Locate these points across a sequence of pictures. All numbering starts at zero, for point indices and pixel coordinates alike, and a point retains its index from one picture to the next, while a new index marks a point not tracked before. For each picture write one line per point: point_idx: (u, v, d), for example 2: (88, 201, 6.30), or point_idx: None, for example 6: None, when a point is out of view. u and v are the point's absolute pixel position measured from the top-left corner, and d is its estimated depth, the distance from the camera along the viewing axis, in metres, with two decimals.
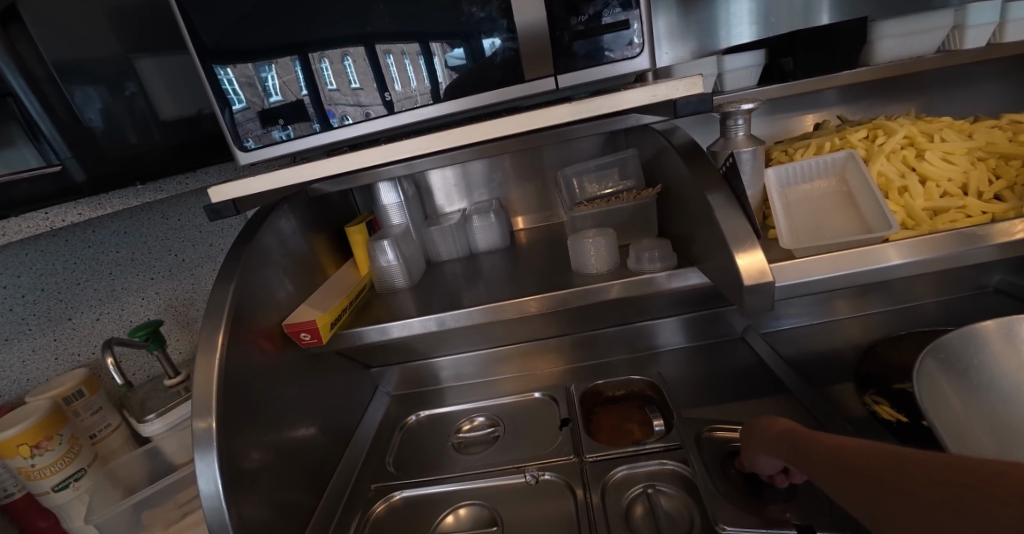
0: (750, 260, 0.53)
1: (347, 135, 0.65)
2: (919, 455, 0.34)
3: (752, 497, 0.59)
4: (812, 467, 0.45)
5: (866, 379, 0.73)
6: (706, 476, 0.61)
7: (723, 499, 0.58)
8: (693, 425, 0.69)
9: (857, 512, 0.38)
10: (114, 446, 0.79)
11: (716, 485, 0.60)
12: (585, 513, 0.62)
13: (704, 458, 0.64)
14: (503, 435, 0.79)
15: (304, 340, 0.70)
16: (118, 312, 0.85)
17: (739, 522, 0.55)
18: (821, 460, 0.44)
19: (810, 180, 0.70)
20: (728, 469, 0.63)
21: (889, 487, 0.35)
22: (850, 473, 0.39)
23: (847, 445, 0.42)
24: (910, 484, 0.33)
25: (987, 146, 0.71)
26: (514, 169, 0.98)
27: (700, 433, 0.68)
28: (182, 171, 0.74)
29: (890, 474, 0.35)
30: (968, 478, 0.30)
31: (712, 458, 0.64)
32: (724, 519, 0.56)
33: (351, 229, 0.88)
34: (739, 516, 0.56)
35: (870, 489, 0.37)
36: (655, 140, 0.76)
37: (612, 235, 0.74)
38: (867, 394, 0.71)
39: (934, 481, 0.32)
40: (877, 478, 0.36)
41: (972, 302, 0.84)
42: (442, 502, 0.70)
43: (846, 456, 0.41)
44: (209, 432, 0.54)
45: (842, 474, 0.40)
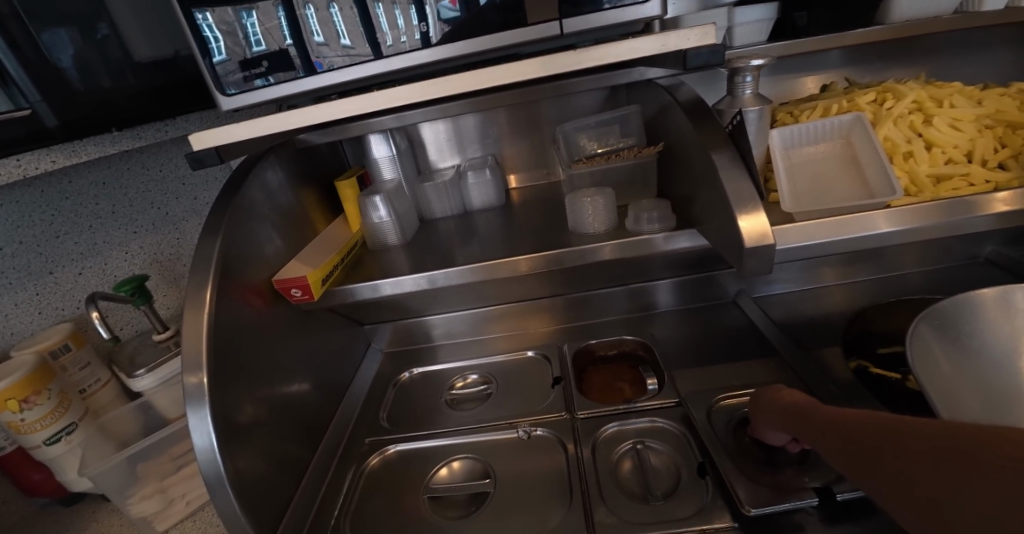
0: (754, 221, 0.52)
1: (334, 82, 0.61)
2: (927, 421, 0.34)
3: (767, 465, 0.58)
4: (816, 437, 0.46)
5: (852, 343, 0.75)
6: (721, 453, 0.59)
7: (740, 475, 0.56)
8: (705, 399, 0.68)
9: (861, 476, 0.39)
10: (105, 400, 0.79)
11: (730, 456, 0.59)
12: (575, 466, 0.64)
13: (715, 430, 0.63)
14: (496, 392, 0.80)
15: (295, 296, 0.68)
16: (103, 266, 0.83)
17: (759, 498, 0.54)
18: (826, 432, 0.45)
19: (815, 142, 0.69)
20: (741, 437, 0.63)
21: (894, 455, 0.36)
22: (855, 444, 0.40)
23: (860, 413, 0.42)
24: (915, 450, 0.34)
25: (997, 114, 0.69)
26: (510, 125, 0.94)
27: (711, 405, 0.67)
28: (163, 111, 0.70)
29: (897, 440, 0.36)
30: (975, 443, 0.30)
31: (724, 428, 0.64)
32: (749, 502, 0.53)
33: (341, 183, 0.85)
34: (756, 492, 0.54)
35: (875, 460, 0.37)
36: (659, 96, 0.73)
37: (610, 194, 0.73)
38: (853, 358, 0.73)
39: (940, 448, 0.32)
40: (880, 447, 0.37)
41: (960, 271, 0.85)
42: (436, 456, 0.71)
43: (851, 428, 0.41)
44: (201, 387, 0.53)
45: (848, 445, 0.41)
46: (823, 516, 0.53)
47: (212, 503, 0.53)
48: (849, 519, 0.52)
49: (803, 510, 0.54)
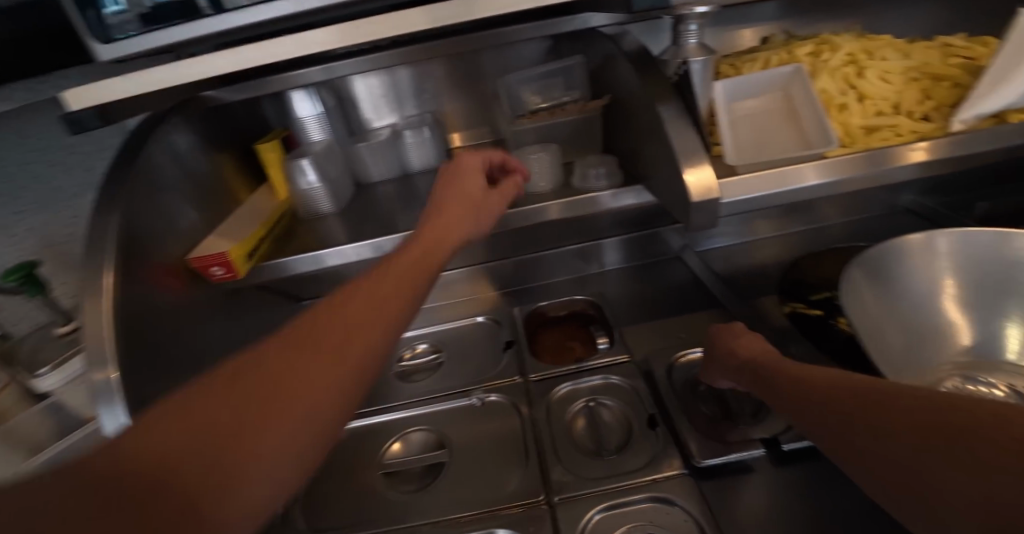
0: (700, 175, 0.52)
1: (235, 27, 0.52)
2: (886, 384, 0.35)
3: (724, 419, 0.60)
4: (768, 390, 0.47)
5: (789, 289, 0.79)
6: (679, 410, 0.61)
7: (695, 431, 0.59)
8: (667, 354, 0.69)
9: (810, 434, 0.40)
10: (8, 403, 0.65)
11: (687, 413, 0.61)
12: (531, 428, 0.64)
13: (675, 389, 0.65)
14: (447, 361, 0.77)
15: (216, 275, 0.62)
16: None
17: (712, 452, 0.56)
18: (778, 386, 0.46)
19: (755, 95, 0.69)
20: (698, 392, 0.64)
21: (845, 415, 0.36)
22: (807, 399, 0.41)
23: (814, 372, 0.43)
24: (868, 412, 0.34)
25: (923, 67, 0.72)
26: (449, 79, 0.87)
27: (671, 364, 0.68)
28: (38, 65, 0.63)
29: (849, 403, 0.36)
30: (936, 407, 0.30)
31: (684, 387, 0.65)
32: (701, 454, 0.56)
33: (263, 146, 0.77)
34: (709, 446, 0.57)
35: (824, 416, 0.38)
36: (604, 46, 0.69)
37: (556, 151, 0.70)
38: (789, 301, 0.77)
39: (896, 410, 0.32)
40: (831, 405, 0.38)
41: (881, 221, 0.91)
42: (389, 431, 0.68)
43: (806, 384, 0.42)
44: (110, 384, 0.46)
45: (799, 399, 0.42)
46: (772, 459, 0.56)
47: None
48: (796, 461, 0.56)
49: (754, 457, 0.56)
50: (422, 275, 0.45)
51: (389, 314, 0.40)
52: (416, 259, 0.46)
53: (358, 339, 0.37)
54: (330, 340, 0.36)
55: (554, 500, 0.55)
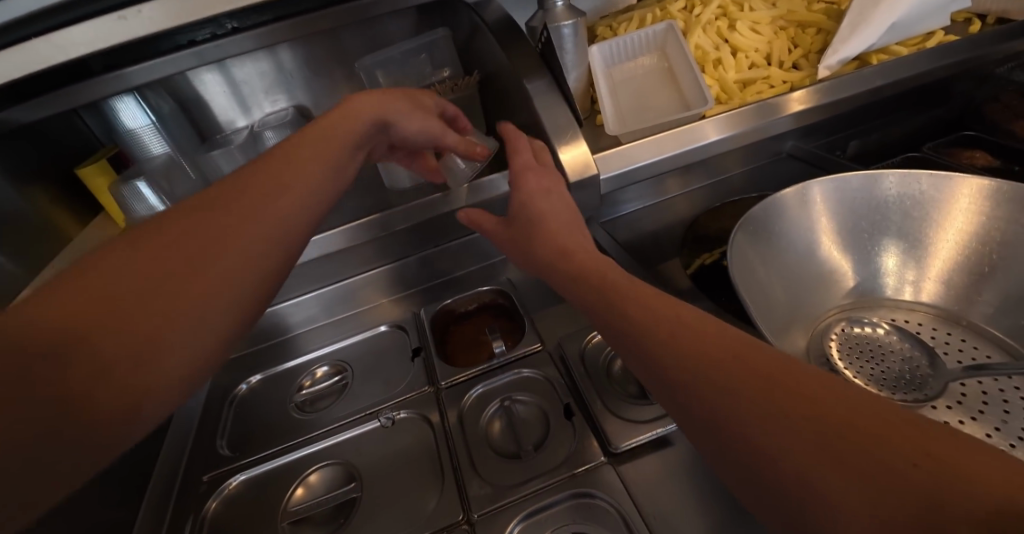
0: (574, 153, 0.48)
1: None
2: (806, 372, 0.28)
3: (641, 397, 0.59)
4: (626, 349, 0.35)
5: (696, 243, 0.80)
6: (596, 396, 0.59)
7: (611, 415, 0.57)
8: (578, 337, 0.67)
9: (673, 398, 0.31)
10: None
11: (603, 397, 0.59)
12: (444, 442, 0.59)
13: (590, 374, 0.62)
14: (353, 381, 0.70)
15: None
16: None
17: (629, 435, 0.55)
18: (644, 344, 0.34)
19: (632, 57, 0.66)
20: (612, 375, 0.62)
21: (744, 390, 0.28)
22: (691, 372, 0.30)
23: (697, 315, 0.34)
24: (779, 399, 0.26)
25: (789, 15, 0.72)
26: (311, 66, 0.76)
27: (583, 347, 0.65)
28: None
29: (753, 379, 0.28)
30: (880, 428, 0.23)
31: (598, 370, 0.63)
32: (619, 439, 0.54)
33: (84, 170, 0.66)
34: (626, 429, 0.55)
35: (717, 397, 0.28)
36: (467, 17, 0.63)
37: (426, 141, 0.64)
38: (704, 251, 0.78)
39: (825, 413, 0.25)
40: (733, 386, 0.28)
41: (772, 168, 0.93)
42: (292, 473, 0.61)
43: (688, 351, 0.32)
44: None
45: (679, 368, 0.31)
46: None
47: None
48: None
49: (671, 432, 0.55)
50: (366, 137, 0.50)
51: (280, 184, 0.43)
52: (343, 126, 0.50)
53: (288, 191, 0.43)
54: (212, 208, 0.39)
55: (473, 518, 0.51)
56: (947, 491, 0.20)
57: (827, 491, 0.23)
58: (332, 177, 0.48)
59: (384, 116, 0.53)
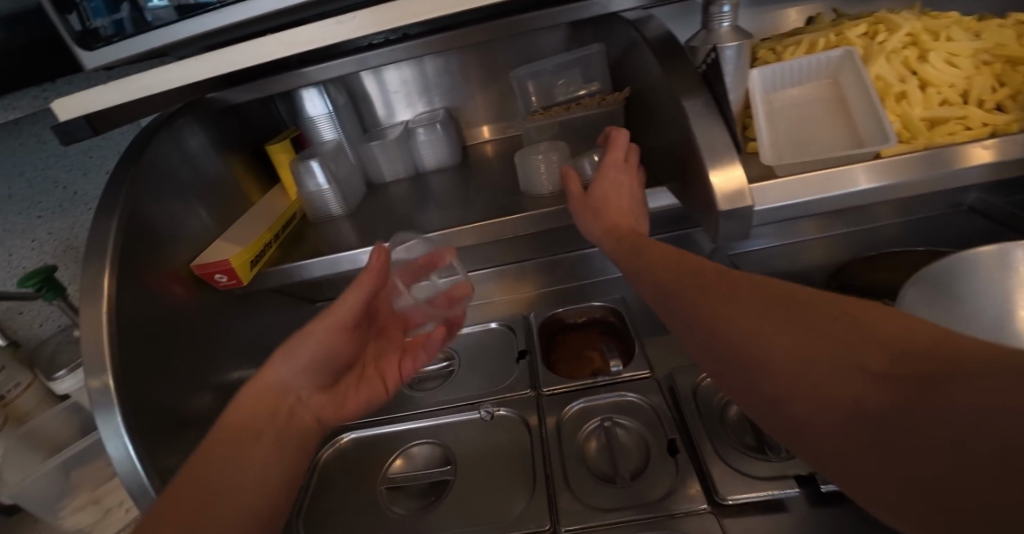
0: (728, 177, 0.46)
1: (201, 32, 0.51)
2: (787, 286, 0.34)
3: (759, 452, 0.54)
4: (651, 280, 0.45)
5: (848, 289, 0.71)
6: (707, 441, 0.56)
7: (721, 463, 0.53)
8: (690, 373, 0.63)
9: (681, 311, 0.40)
10: (28, 406, 0.69)
11: (716, 444, 0.55)
12: (540, 448, 0.60)
13: (702, 416, 0.59)
14: (458, 369, 0.74)
15: (220, 282, 0.62)
16: (6, 258, 0.76)
17: (740, 489, 0.51)
18: (665, 272, 0.43)
19: (798, 84, 0.62)
20: (725, 424, 0.58)
21: (738, 297, 0.35)
22: (696, 286, 0.39)
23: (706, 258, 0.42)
24: (770, 308, 0.33)
25: (997, 48, 0.62)
26: (466, 72, 0.83)
27: (697, 384, 0.62)
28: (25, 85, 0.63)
29: (748, 295, 0.35)
30: (847, 316, 0.30)
31: (711, 413, 0.59)
32: (728, 491, 0.51)
33: (272, 147, 0.76)
34: (736, 481, 0.51)
35: (712, 302, 0.37)
36: (626, 33, 0.64)
37: (565, 149, 0.65)
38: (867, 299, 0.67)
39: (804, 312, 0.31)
40: (725, 293, 0.36)
41: (942, 221, 0.81)
42: (395, 442, 0.66)
43: (700, 275, 0.40)
44: (106, 391, 0.48)
45: (689, 285, 0.40)
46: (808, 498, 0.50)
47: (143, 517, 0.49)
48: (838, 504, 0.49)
49: (789, 497, 0.50)
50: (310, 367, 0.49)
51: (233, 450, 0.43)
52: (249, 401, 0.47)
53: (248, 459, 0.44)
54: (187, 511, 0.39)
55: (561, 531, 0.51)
56: (891, 344, 0.26)
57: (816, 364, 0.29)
58: (265, 437, 0.46)
59: (279, 383, 0.48)
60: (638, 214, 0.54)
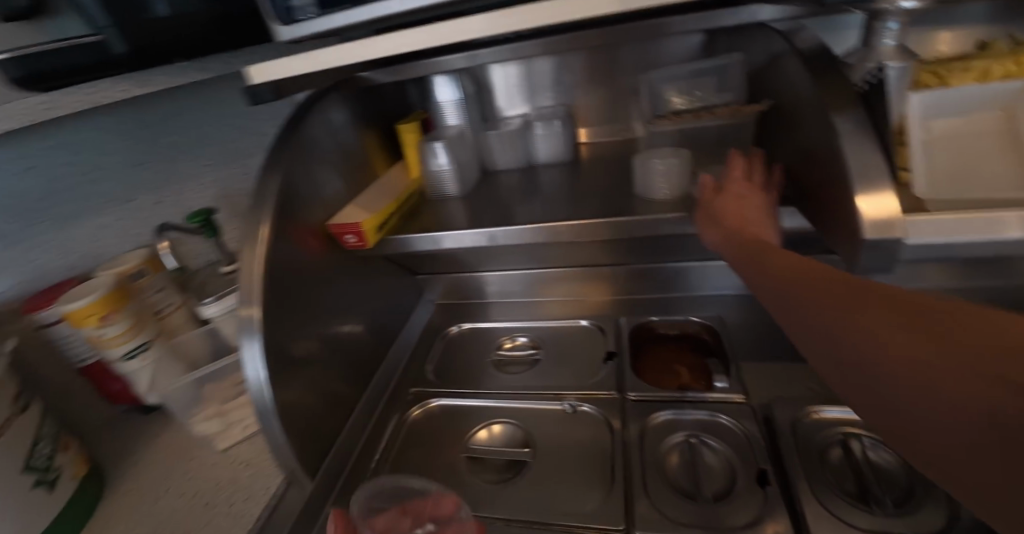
0: (880, 203, 0.44)
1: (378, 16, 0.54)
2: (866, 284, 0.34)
3: (861, 502, 0.51)
4: (762, 285, 0.45)
5: None
6: (803, 480, 0.52)
7: (817, 504, 0.50)
8: (795, 406, 0.60)
9: (791, 321, 0.39)
10: (178, 322, 0.77)
11: (812, 483, 0.52)
12: (621, 452, 0.60)
13: (800, 453, 0.55)
14: (544, 359, 0.77)
15: (350, 242, 0.68)
16: (177, 195, 0.81)
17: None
18: (771, 279, 0.43)
19: (965, 112, 0.55)
20: (824, 467, 0.54)
21: (837, 308, 0.34)
22: (806, 293, 0.38)
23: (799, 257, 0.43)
24: (839, 306, 0.34)
25: None
26: (588, 72, 0.84)
27: (797, 418, 0.59)
28: (213, 51, 0.66)
29: (848, 304, 0.34)
30: (919, 314, 0.30)
31: (810, 453, 0.55)
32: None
33: (402, 126, 0.82)
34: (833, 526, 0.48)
35: (815, 310, 0.36)
36: (772, 43, 0.62)
37: (689, 155, 0.64)
38: None
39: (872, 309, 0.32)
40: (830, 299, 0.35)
41: None
42: (478, 416, 0.70)
43: (809, 280, 0.39)
44: (251, 321, 0.56)
45: (797, 292, 0.39)
46: None
47: (261, 431, 0.57)
48: None
49: None
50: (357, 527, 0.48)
51: None
52: None
53: None
54: None
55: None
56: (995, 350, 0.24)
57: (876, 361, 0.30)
58: None
59: None
60: (767, 226, 0.53)
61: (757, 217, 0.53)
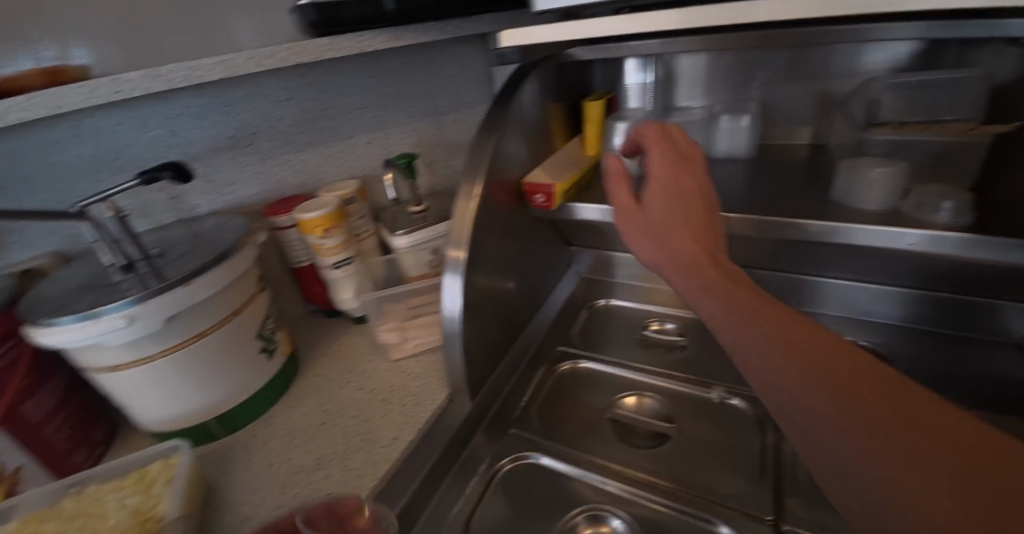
0: None
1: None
2: (830, 347, 0.38)
3: None
4: (730, 324, 0.44)
5: None
6: None
7: None
8: None
9: (761, 381, 0.40)
10: (369, 247, 0.89)
11: None
12: (771, 452, 0.61)
13: None
14: (689, 347, 0.80)
15: (537, 202, 0.75)
16: (385, 138, 0.93)
17: None
18: (761, 333, 0.41)
19: None
20: None
21: (812, 392, 0.36)
22: (827, 381, 0.36)
23: (731, 270, 0.48)
24: (836, 401, 0.34)
25: None
26: (785, 70, 0.83)
27: None
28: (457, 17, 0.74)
29: (877, 408, 0.33)
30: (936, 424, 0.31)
31: None
32: None
33: (590, 102, 0.84)
34: None
35: (836, 398, 0.35)
36: None
37: (905, 169, 0.60)
38: None
39: (822, 381, 0.36)
40: (838, 390, 0.35)
41: None
42: (623, 384, 0.75)
43: (812, 358, 0.37)
44: (458, 259, 0.64)
45: (813, 374, 0.37)
46: None
47: (445, 350, 0.67)
48: None
49: None
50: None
51: None
52: None
53: None
54: None
55: (783, 527, 0.52)
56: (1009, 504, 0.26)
57: (850, 451, 0.33)
58: None
59: None
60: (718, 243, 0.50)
61: (701, 224, 0.50)
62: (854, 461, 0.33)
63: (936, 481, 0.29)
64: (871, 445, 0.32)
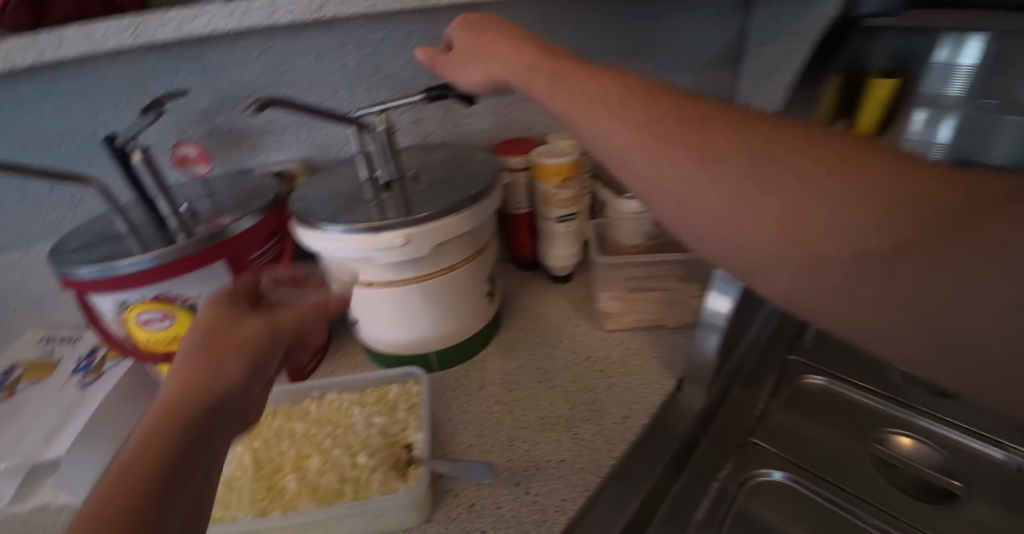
0: None
1: None
2: (639, 90, 0.29)
3: None
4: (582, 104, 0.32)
5: None
6: None
7: None
8: None
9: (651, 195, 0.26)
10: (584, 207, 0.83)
11: None
12: None
13: None
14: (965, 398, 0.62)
15: None
16: None
17: None
18: (582, 94, 0.32)
19: None
20: None
21: (682, 148, 0.25)
22: (662, 118, 0.27)
23: (564, 63, 0.37)
24: (685, 148, 0.25)
25: None
26: None
27: None
28: None
29: (708, 132, 0.25)
30: (827, 182, 0.21)
31: None
32: None
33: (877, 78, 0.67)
34: None
35: (690, 145, 0.25)
36: None
37: None
38: None
39: (692, 145, 0.24)
40: (691, 142, 0.25)
41: None
42: (888, 421, 0.59)
43: (618, 99, 0.29)
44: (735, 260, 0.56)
45: (627, 115, 0.28)
46: None
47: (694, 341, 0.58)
48: None
49: None
50: (165, 439, 0.29)
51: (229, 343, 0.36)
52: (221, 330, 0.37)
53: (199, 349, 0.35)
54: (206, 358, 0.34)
55: None
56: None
57: (642, 169, 0.26)
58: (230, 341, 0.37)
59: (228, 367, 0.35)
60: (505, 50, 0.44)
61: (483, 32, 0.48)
62: (707, 203, 0.23)
63: (774, 216, 0.22)
64: (845, 212, 0.20)
